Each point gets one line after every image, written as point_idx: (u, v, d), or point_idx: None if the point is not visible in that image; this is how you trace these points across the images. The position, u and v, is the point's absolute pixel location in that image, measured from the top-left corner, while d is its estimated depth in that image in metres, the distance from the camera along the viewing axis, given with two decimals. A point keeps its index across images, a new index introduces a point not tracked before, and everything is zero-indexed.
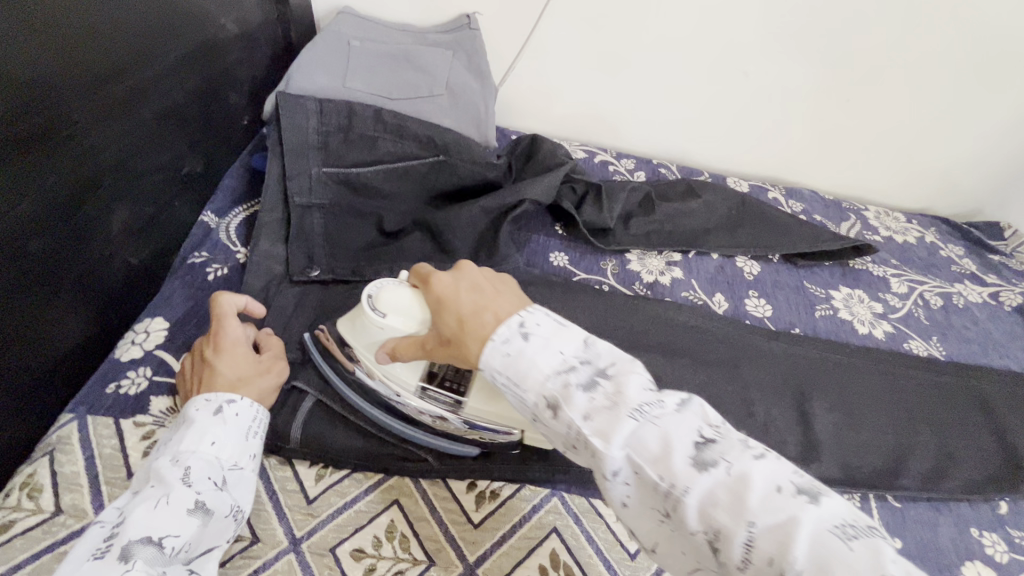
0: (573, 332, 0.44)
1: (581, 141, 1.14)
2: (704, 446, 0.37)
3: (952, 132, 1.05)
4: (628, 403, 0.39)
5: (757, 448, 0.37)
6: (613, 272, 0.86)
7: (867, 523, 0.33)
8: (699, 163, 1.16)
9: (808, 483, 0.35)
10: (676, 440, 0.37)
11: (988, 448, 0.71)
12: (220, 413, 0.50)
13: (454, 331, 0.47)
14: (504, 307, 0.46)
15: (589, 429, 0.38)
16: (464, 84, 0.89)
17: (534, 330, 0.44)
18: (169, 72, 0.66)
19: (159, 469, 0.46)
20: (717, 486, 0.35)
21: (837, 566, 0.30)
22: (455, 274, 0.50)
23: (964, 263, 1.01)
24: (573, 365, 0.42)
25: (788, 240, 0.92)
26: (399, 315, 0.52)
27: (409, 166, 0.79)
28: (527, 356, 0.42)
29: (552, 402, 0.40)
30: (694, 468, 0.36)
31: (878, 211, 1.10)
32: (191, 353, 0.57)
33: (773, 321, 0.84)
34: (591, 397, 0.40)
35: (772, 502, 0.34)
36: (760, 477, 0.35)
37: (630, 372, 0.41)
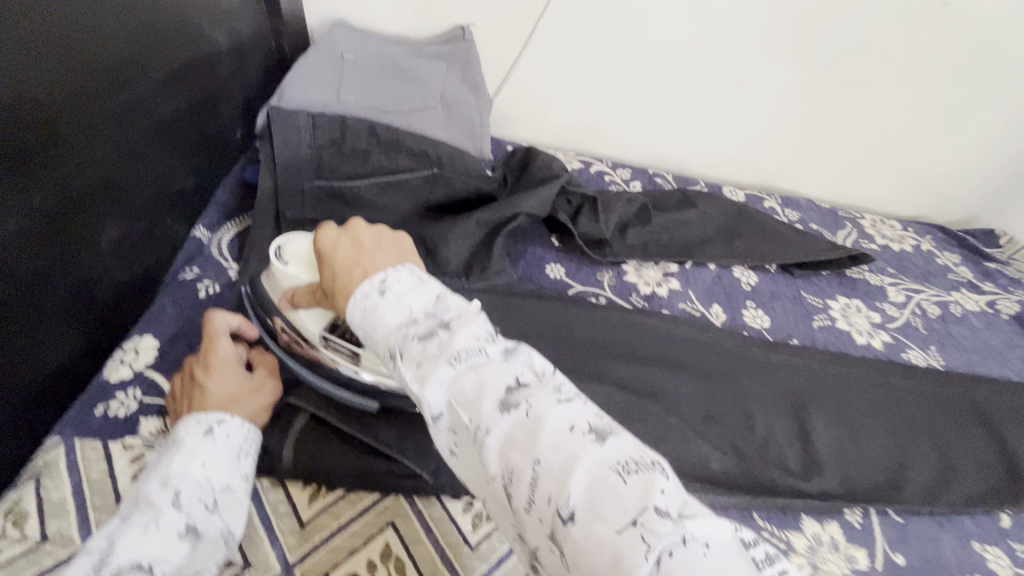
0: (432, 288, 0.43)
1: (576, 151, 1.14)
2: (517, 390, 0.36)
3: (945, 140, 1.05)
4: (450, 350, 0.38)
5: (570, 394, 0.36)
6: (610, 284, 0.85)
7: (652, 461, 0.32)
8: (695, 172, 1.16)
9: (606, 425, 0.34)
10: (491, 385, 0.36)
11: (988, 460, 0.70)
12: (211, 434, 0.49)
13: (333, 287, 0.49)
14: (375, 263, 0.46)
15: (415, 376, 0.38)
16: (458, 96, 0.89)
17: (395, 286, 0.43)
18: (160, 87, 0.66)
19: (147, 493, 0.44)
20: (517, 429, 0.34)
21: (608, 503, 0.30)
22: (340, 230, 0.50)
23: (960, 272, 1.01)
24: (417, 318, 0.41)
25: (785, 250, 0.92)
26: (302, 267, 0.57)
27: (403, 180, 0.78)
28: (379, 310, 0.42)
29: (394, 353, 0.40)
30: (499, 411, 0.35)
31: (874, 219, 1.10)
32: (181, 371, 0.56)
33: (771, 332, 0.83)
34: (426, 347, 0.39)
35: (563, 442, 0.33)
36: (557, 417, 0.34)
37: (468, 322, 0.40)
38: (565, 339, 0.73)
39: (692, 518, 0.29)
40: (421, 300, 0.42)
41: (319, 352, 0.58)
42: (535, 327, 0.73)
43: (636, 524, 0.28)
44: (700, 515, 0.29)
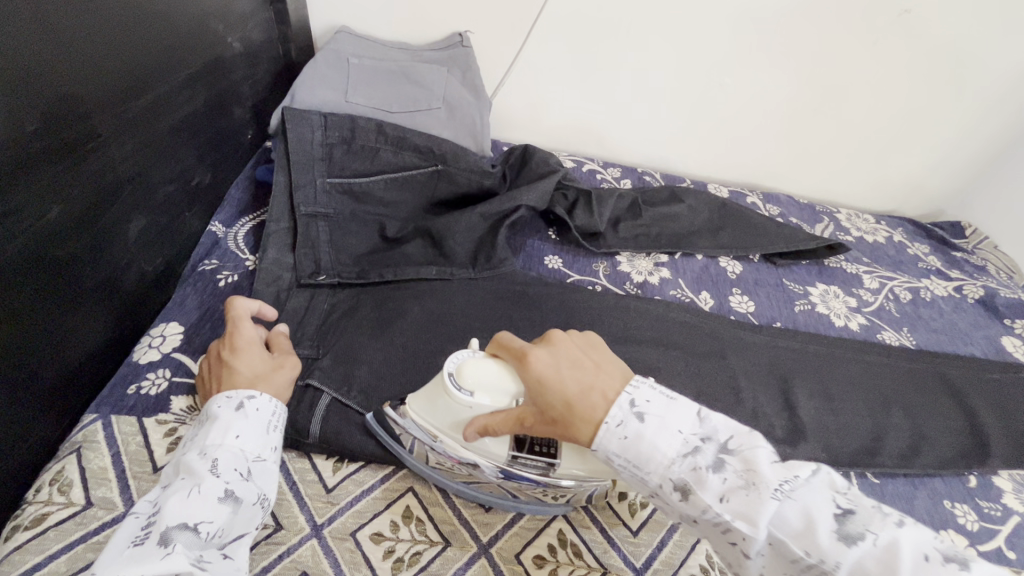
0: (684, 405, 0.46)
1: (569, 151, 1.20)
2: (846, 520, 0.38)
3: (913, 138, 1.13)
4: (765, 484, 0.39)
5: (897, 516, 0.38)
6: (605, 273, 0.90)
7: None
8: (681, 171, 1.22)
9: (953, 549, 0.36)
10: (817, 514, 0.38)
11: (956, 427, 0.76)
12: (242, 408, 0.52)
13: (563, 414, 0.47)
14: (609, 386, 0.47)
15: (728, 510, 0.40)
16: (459, 97, 0.93)
17: (647, 408, 0.45)
18: (181, 87, 0.69)
19: (187, 463, 0.48)
20: (869, 559, 0.36)
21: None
22: (552, 352, 0.50)
23: (929, 260, 1.08)
24: (695, 445, 0.43)
25: (766, 240, 0.98)
26: (490, 392, 0.52)
27: (409, 176, 0.83)
28: (647, 440, 0.44)
29: (683, 484, 0.42)
30: (840, 543, 0.37)
31: (849, 214, 1.18)
32: (207, 356, 0.59)
33: (756, 316, 0.89)
34: (722, 478, 0.41)
35: (925, 570, 0.34)
36: (913, 549, 0.35)
37: (755, 448, 0.42)
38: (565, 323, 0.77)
39: None
40: (685, 422, 0.44)
41: (504, 474, 0.54)
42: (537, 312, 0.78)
43: None
44: None
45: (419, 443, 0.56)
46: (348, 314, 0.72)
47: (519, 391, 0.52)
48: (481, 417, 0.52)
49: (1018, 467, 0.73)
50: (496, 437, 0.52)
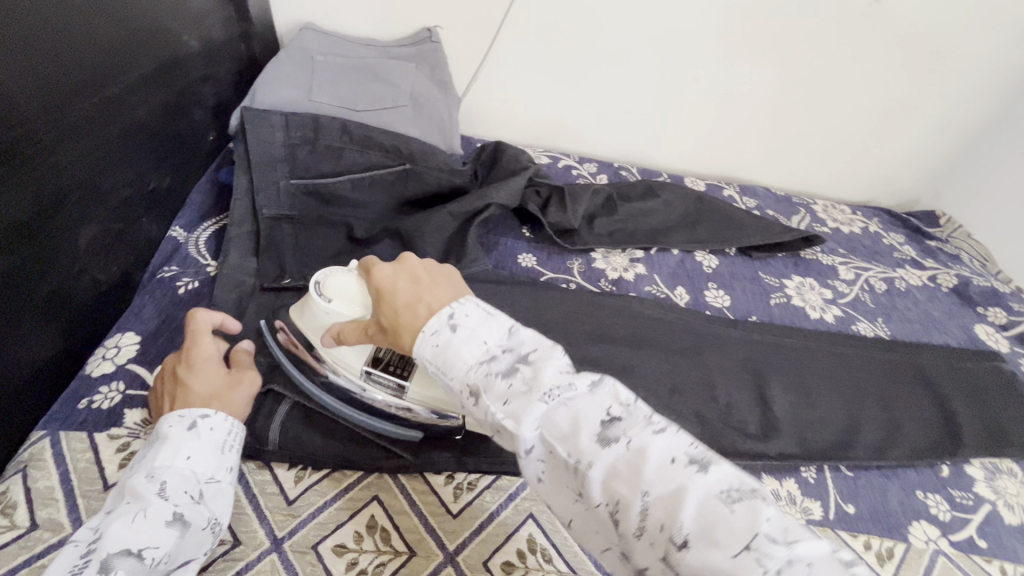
0: (503, 321, 0.45)
1: (544, 146, 1.18)
2: (611, 424, 0.39)
3: (886, 129, 1.13)
4: (539, 388, 0.40)
5: (660, 423, 0.39)
6: (579, 270, 0.89)
7: (753, 488, 0.35)
8: (658, 165, 1.22)
9: (703, 453, 0.37)
10: (584, 419, 0.39)
11: (930, 417, 0.76)
12: (195, 427, 0.51)
13: (388, 321, 0.49)
14: (436, 298, 0.47)
15: (507, 414, 0.40)
16: (428, 97, 0.92)
17: (464, 321, 0.45)
18: (133, 89, 0.67)
19: (133, 486, 0.46)
20: (620, 460, 0.37)
21: (722, 532, 0.32)
22: (396, 266, 0.51)
23: (905, 250, 1.09)
24: (496, 354, 0.43)
25: (743, 234, 0.98)
26: (346, 302, 0.56)
27: (376, 175, 0.81)
28: (452, 348, 0.43)
29: (475, 390, 0.42)
30: (598, 445, 0.37)
31: (825, 205, 1.18)
32: (163, 370, 0.57)
33: (732, 310, 0.88)
34: (509, 384, 0.41)
35: (665, 471, 0.35)
36: (658, 452, 0.36)
37: (548, 357, 0.42)
38: (538, 322, 0.76)
39: (799, 542, 0.32)
40: (494, 334, 0.44)
41: (362, 386, 0.57)
42: (509, 312, 0.77)
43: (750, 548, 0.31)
44: (806, 539, 0.32)
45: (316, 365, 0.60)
46: None
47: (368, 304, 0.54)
48: (337, 324, 0.56)
49: (989, 454, 0.74)
50: (350, 347, 0.56)
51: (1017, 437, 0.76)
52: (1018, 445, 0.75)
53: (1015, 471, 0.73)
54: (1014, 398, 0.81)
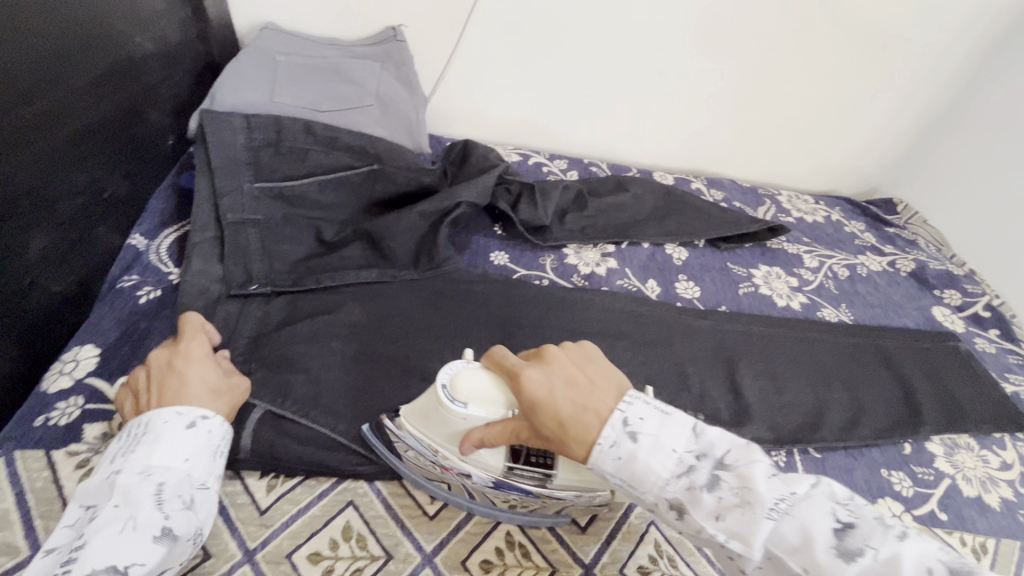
0: (680, 421, 0.48)
1: (514, 144, 1.18)
2: (846, 533, 0.41)
3: (845, 120, 1.17)
4: (761, 503, 0.42)
5: (897, 526, 0.42)
6: (552, 266, 0.89)
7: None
8: (627, 161, 1.23)
9: (949, 556, 0.40)
10: (815, 531, 0.41)
11: (892, 397, 0.79)
12: (194, 428, 0.50)
13: (557, 431, 0.48)
14: (602, 403, 0.48)
15: (732, 531, 0.42)
16: (394, 96, 0.91)
17: (640, 425, 0.47)
18: (84, 91, 0.64)
19: (125, 486, 0.46)
20: (876, 574, 0.39)
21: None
22: (545, 369, 0.50)
23: (865, 237, 1.13)
24: (689, 462, 0.45)
25: (709, 226, 1.00)
26: (482, 402, 0.51)
27: (343, 176, 0.80)
28: (642, 458, 0.45)
29: (678, 504, 0.45)
30: (844, 560, 0.40)
31: (790, 195, 1.21)
32: (150, 364, 0.55)
33: (702, 301, 0.90)
34: (716, 497, 0.44)
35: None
36: (913, 560, 0.39)
37: (752, 462, 0.44)
38: (512, 320, 0.76)
39: None
40: (680, 439, 0.46)
41: (504, 487, 0.52)
42: (482, 311, 0.76)
43: None
44: None
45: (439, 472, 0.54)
46: (282, 324, 0.69)
47: (514, 404, 0.51)
48: (476, 427, 0.50)
49: (948, 430, 0.77)
50: (493, 450, 0.51)
51: (973, 413, 0.79)
52: (974, 420, 0.78)
53: (972, 445, 0.76)
54: (970, 375, 0.84)
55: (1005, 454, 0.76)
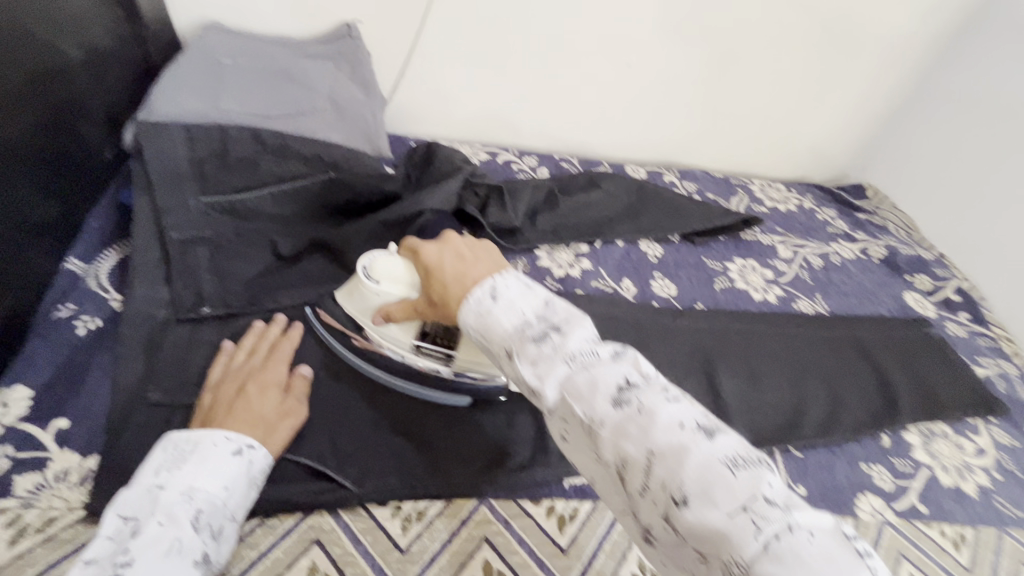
0: (540, 293, 0.46)
1: (482, 141, 1.14)
2: (627, 391, 0.39)
3: (815, 105, 1.16)
4: (563, 350, 0.41)
5: (675, 393, 0.39)
6: (524, 270, 0.86)
7: (758, 458, 0.35)
8: (598, 155, 1.21)
9: (714, 424, 0.37)
10: (603, 385, 0.39)
11: (869, 388, 0.79)
12: (240, 454, 0.50)
13: (436, 297, 0.50)
14: (480, 274, 0.47)
15: (535, 376, 0.41)
16: (351, 99, 0.86)
17: (504, 293, 0.45)
18: (3, 105, 0.59)
19: (169, 504, 0.45)
20: (629, 423, 0.37)
21: (720, 492, 0.33)
22: (440, 244, 0.51)
23: (837, 224, 1.13)
24: (532, 322, 0.44)
25: (683, 221, 0.99)
26: (395, 283, 0.60)
27: (299, 187, 0.76)
28: (493, 316, 0.44)
29: (510, 353, 0.43)
30: (611, 407, 0.38)
31: (762, 184, 1.21)
32: (223, 376, 0.59)
33: (678, 299, 0.88)
34: (542, 349, 0.42)
35: (675, 435, 0.36)
36: (668, 419, 0.37)
37: (577, 325, 0.43)
38: None
39: (797, 512, 0.33)
40: (531, 304, 0.45)
41: (411, 359, 0.62)
42: None
43: (745, 511, 0.32)
44: (804, 510, 0.33)
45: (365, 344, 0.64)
46: None
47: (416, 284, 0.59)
48: (389, 303, 0.60)
49: (925, 419, 0.77)
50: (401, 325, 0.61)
51: (948, 400, 0.80)
52: (949, 407, 0.79)
53: (948, 433, 0.76)
54: (942, 361, 0.85)
55: (979, 440, 0.76)
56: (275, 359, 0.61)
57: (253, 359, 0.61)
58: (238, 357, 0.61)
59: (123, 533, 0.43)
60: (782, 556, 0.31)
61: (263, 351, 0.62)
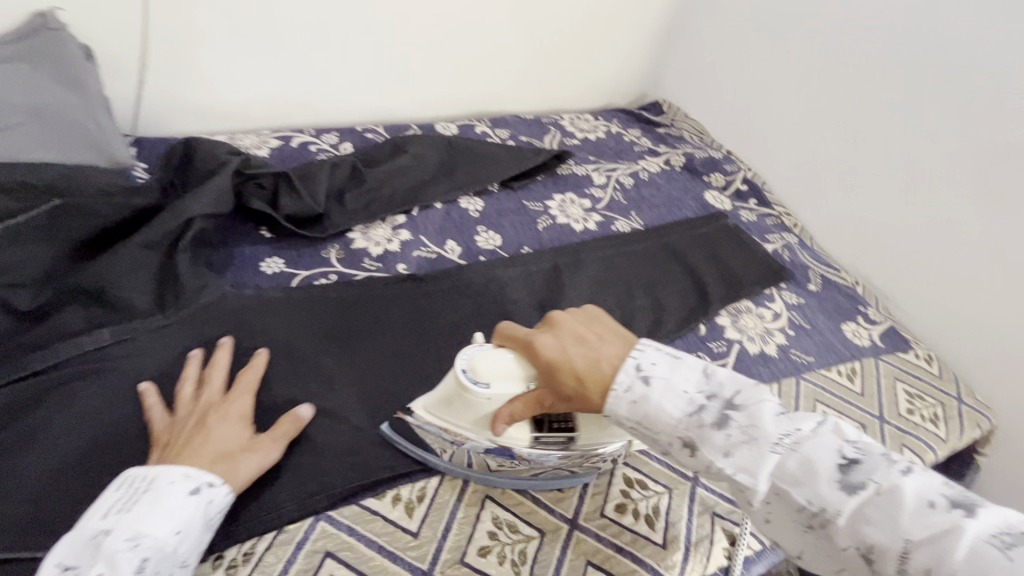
0: (692, 364, 0.50)
1: (274, 127, 1.03)
2: (853, 471, 0.42)
3: (595, 33, 1.24)
4: (765, 439, 0.45)
5: (903, 462, 0.42)
6: (337, 257, 0.79)
7: (1010, 529, 0.38)
8: (405, 117, 1.16)
9: (960, 491, 0.40)
10: (817, 462, 0.43)
11: (684, 286, 0.87)
12: (196, 494, 0.47)
13: (570, 389, 0.51)
14: (612, 354, 0.51)
15: (738, 471, 0.45)
16: (55, 103, 0.70)
17: (651, 369, 0.49)
18: None
19: (114, 552, 0.42)
20: (869, 509, 0.41)
21: (983, 568, 0.36)
22: (554, 332, 0.53)
23: (642, 142, 1.21)
24: (702, 402, 0.48)
25: (497, 169, 0.99)
26: (504, 378, 0.53)
27: (14, 226, 0.61)
28: (654, 400, 0.48)
29: (689, 442, 0.47)
30: (843, 493, 0.42)
31: (572, 117, 1.25)
32: (176, 415, 0.54)
33: (505, 248, 0.88)
34: (726, 434, 0.46)
35: (925, 517, 0.39)
36: (910, 496, 0.40)
37: (762, 402, 0.47)
38: (297, 336, 0.67)
39: None
40: (690, 380, 0.49)
41: (535, 455, 0.54)
42: (262, 336, 0.66)
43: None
44: None
45: (459, 452, 0.56)
46: None
47: (530, 375, 0.53)
48: (501, 406, 0.53)
49: (732, 301, 0.86)
50: (518, 422, 0.54)
51: (747, 278, 0.90)
52: (749, 285, 0.89)
53: (751, 306, 0.87)
54: (738, 247, 0.96)
55: (775, 306, 0.88)
56: (239, 391, 0.57)
57: (208, 393, 0.57)
58: (187, 393, 0.56)
59: None
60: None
61: (219, 385, 0.58)
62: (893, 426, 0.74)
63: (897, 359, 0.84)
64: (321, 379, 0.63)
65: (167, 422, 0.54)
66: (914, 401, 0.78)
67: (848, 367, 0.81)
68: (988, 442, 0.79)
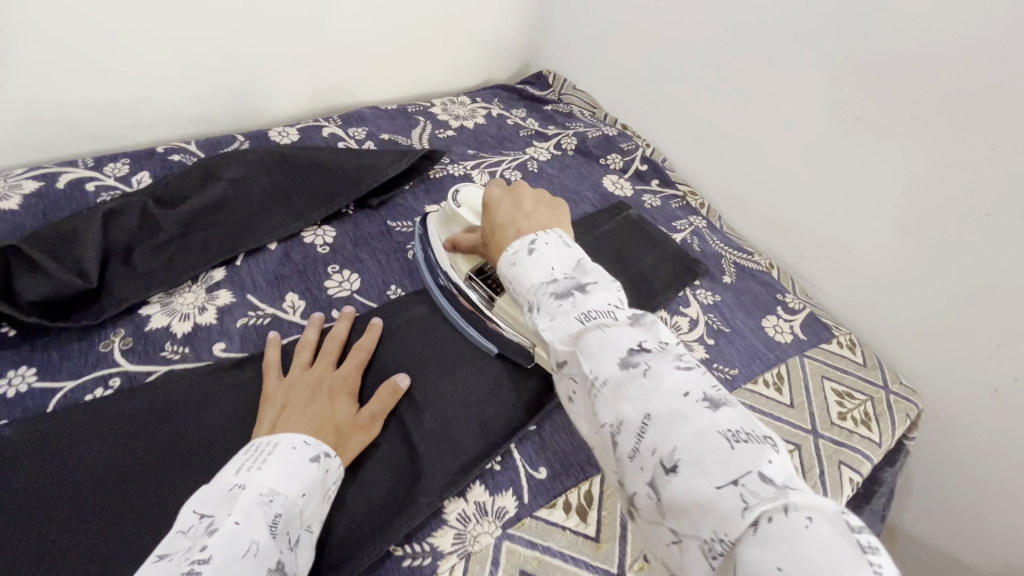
0: (576, 253, 0.43)
1: (32, 161, 0.76)
2: (640, 354, 0.35)
3: None
4: (580, 307, 0.38)
5: (691, 361, 0.35)
6: (124, 349, 0.58)
7: (765, 434, 0.31)
8: (228, 123, 0.91)
9: (726, 396, 0.33)
10: (615, 341, 0.36)
11: None
12: (319, 460, 0.45)
13: (489, 237, 0.52)
14: (530, 225, 0.47)
15: (547, 328, 0.39)
16: None
17: (541, 246, 0.43)
18: None
19: (246, 503, 0.38)
20: (632, 386, 0.34)
21: (712, 463, 0.30)
22: (506, 189, 0.52)
23: (528, 125, 1.05)
24: (558, 278, 0.41)
25: (349, 184, 0.78)
26: None
27: None
28: (523, 267, 0.42)
29: (530, 306, 0.41)
30: (618, 368, 0.35)
31: (444, 102, 1.05)
32: (303, 367, 0.56)
33: (365, 292, 0.69)
34: (555, 300, 0.39)
35: (673, 399, 0.32)
36: (673, 386, 0.33)
37: (603, 287, 0.40)
38: (50, 491, 0.46)
39: (799, 493, 0.28)
40: (563, 262, 0.42)
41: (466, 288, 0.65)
42: None
43: (739, 484, 0.29)
44: (807, 493, 0.28)
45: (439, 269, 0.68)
46: None
47: None
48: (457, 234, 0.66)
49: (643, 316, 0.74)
50: (466, 257, 0.66)
51: (658, 282, 0.79)
52: (661, 291, 0.78)
53: (665, 316, 0.75)
54: (644, 243, 0.84)
55: (690, 311, 0.77)
56: (348, 364, 0.58)
57: (318, 365, 0.57)
58: (302, 357, 0.58)
59: (202, 528, 0.36)
60: (769, 539, 0.27)
61: (332, 355, 0.58)
62: (827, 440, 0.66)
63: (822, 353, 0.76)
64: (80, 560, 0.43)
65: (280, 385, 0.54)
66: (844, 402, 0.71)
67: (774, 374, 0.72)
68: (915, 428, 0.74)
